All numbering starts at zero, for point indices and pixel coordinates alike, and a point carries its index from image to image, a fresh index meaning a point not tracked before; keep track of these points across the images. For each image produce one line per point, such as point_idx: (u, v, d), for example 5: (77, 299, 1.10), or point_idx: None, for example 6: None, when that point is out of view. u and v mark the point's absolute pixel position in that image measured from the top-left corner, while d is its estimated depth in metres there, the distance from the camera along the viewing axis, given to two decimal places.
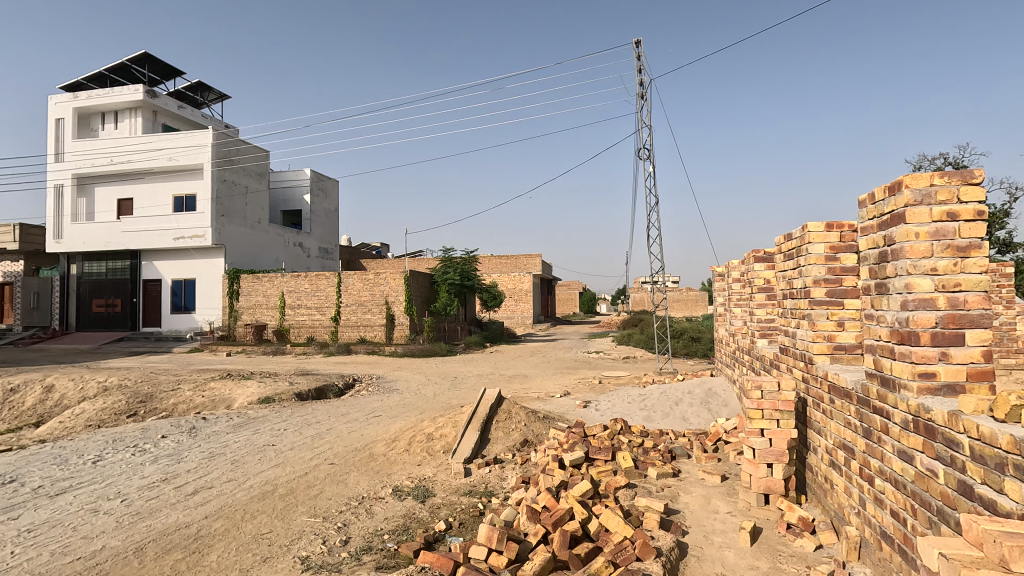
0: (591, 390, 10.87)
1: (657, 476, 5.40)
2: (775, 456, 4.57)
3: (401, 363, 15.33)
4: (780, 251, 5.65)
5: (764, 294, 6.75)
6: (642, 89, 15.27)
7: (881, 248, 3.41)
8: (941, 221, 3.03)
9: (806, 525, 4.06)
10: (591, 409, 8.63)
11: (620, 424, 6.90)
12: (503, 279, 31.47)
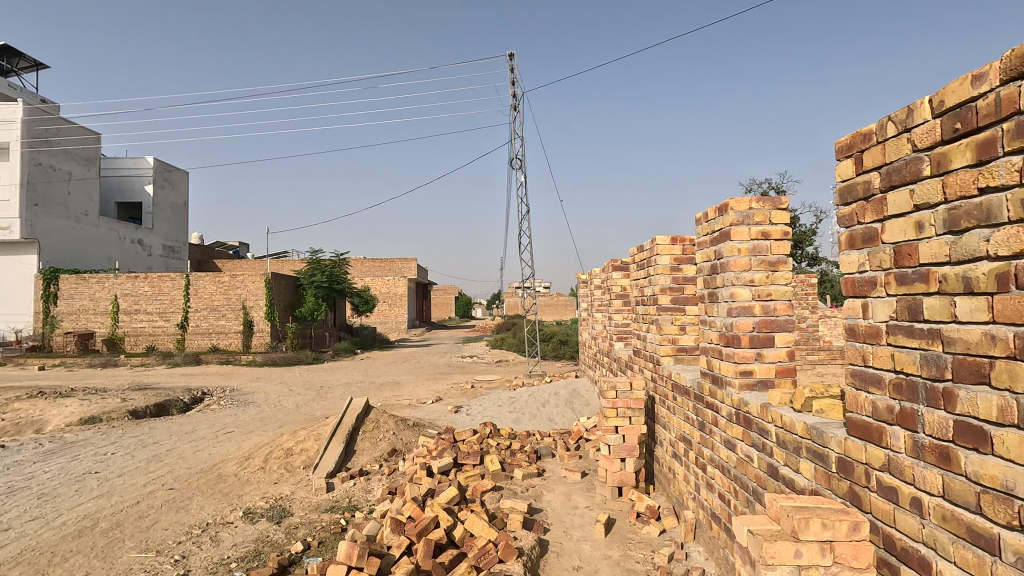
0: (464, 394, 10.93)
1: (523, 477, 5.58)
2: (627, 451, 4.95)
3: (260, 373, 14.19)
4: (634, 262, 6.17)
5: (621, 300, 7.30)
6: (514, 100, 15.78)
7: (712, 261, 3.85)
8: (758, 239, 3.50)
9: (652, 512, 4.46)
10: (462, 414, 8.67)
11: (489, 428, 7.03)
12: (377, 283, 30.60)
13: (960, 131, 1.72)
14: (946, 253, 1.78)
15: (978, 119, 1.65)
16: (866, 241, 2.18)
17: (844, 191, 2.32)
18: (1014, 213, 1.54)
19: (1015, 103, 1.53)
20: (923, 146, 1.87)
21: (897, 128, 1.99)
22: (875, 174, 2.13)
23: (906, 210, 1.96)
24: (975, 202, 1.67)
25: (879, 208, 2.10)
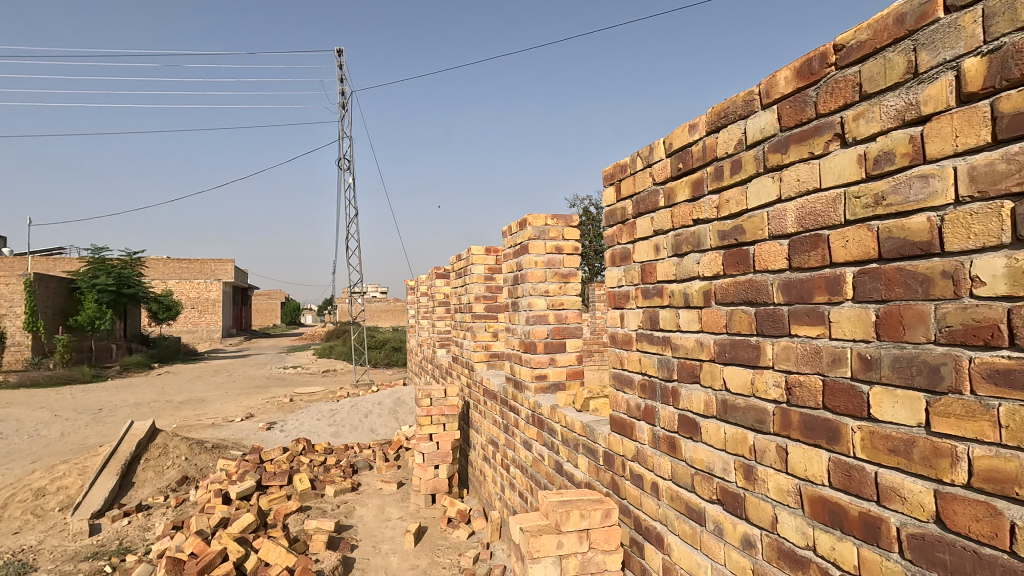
0: (280, 409, 10.14)
1: (335, 494, 5.31)
2: (440, 458, 5.01)
3: (12, 395, 11.60)
4: (453, 270, 6.29)
5: (443, 307, 7.39)
6: (342, 98, 15.15)
7: (515, 272, 4.08)
8: (552, 253, 3.80)
9: (463, 516, 4.56)
10: (274, 431, 8.02)
11: (302, 444, 6.60)
12: (183, 286, 26.98)
13: (682, 171, 2.04)
14: (673, 272, 2.10)
15: (693, 161, 1.98)
16: (623, 259, 2.49)
17: (609, 215, 2.62)
18: (713, 241, 1.87)
19: (714, 151, 1.87)
20: (659, 180, 2.19)
21: (643, 162, 2.31)
22: (629, 201, 2.43)
23: (649, 234, 2.27)
24: (691, 230, 2.00)
25: (631, 231, 2.40)
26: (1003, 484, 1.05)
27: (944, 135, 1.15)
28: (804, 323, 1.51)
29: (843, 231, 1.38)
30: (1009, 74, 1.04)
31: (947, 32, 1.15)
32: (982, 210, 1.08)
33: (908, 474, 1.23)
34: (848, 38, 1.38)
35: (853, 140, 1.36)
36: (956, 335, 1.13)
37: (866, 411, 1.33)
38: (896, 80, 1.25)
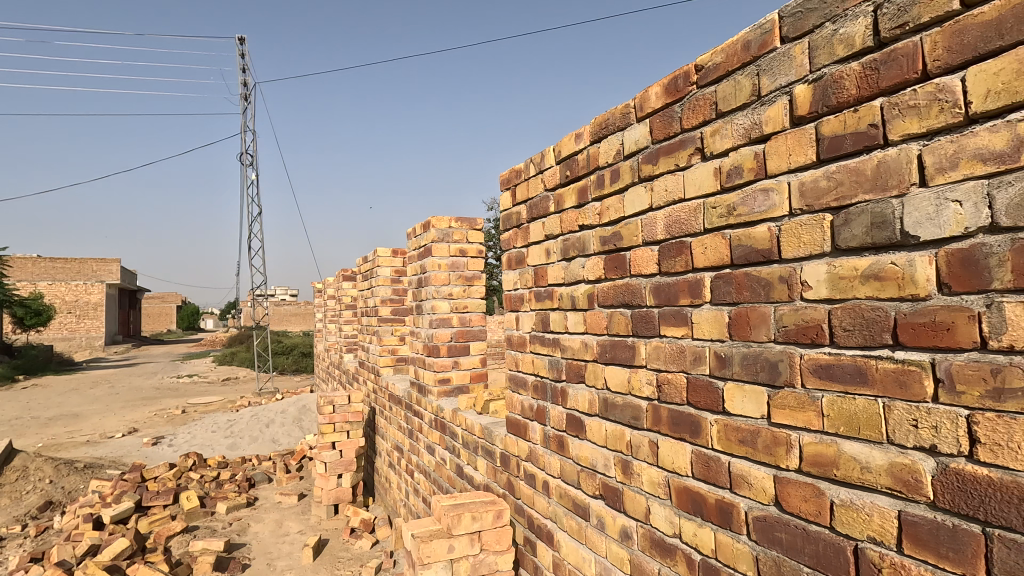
0: (170, 422, 9.35)
1: (227, 511, 4.96)
2: (343, 467, 4.84)
3: None
4: (360, 273, 6.12)
5: (351, 311, 7.16)
6: (244, 89, 14.30)
7: (419, 275, 4.03)
8: (456, 256, 3.79)
9: (366, 525, 4.43)
10: (162, 446, 7.38)
11: (192, 459, 6.12)
12: (57, 289, 24.20)
13: (569, 178, 2.11)
14: (561, 276, 2.17)
15: (578, 169, 2.06)
16: (518, 263, 2.53)
17: (505, 218, 2.66)
18: (596, 246, 1.95)
19: (597, 160, 1.95)
20: (550, 186, 2.25)
21: (535, 168, 2.36)
22: (523, 206, 2.48)
23: (541, 238, 2.33)
24: (576, 236, 2.07)
25: (525, 235, 2.45)
26: (826, 467, 1.17)
27: (780, 153, 1.27)
28: (672, 324, 1.60)
29: (702, 239, 1.49)
30: (829, 100, 1.16)
31: (783, 60, 1.27)
32: (809, 221, 1.20)
33: (754, 462, 1.34)
34: (706, 60, 1.48)
35: (710, 154, 1.47)
36: (790, 334, 1.25)
37: (721, 405, 1.43)
38: (743, 101, 1.36)
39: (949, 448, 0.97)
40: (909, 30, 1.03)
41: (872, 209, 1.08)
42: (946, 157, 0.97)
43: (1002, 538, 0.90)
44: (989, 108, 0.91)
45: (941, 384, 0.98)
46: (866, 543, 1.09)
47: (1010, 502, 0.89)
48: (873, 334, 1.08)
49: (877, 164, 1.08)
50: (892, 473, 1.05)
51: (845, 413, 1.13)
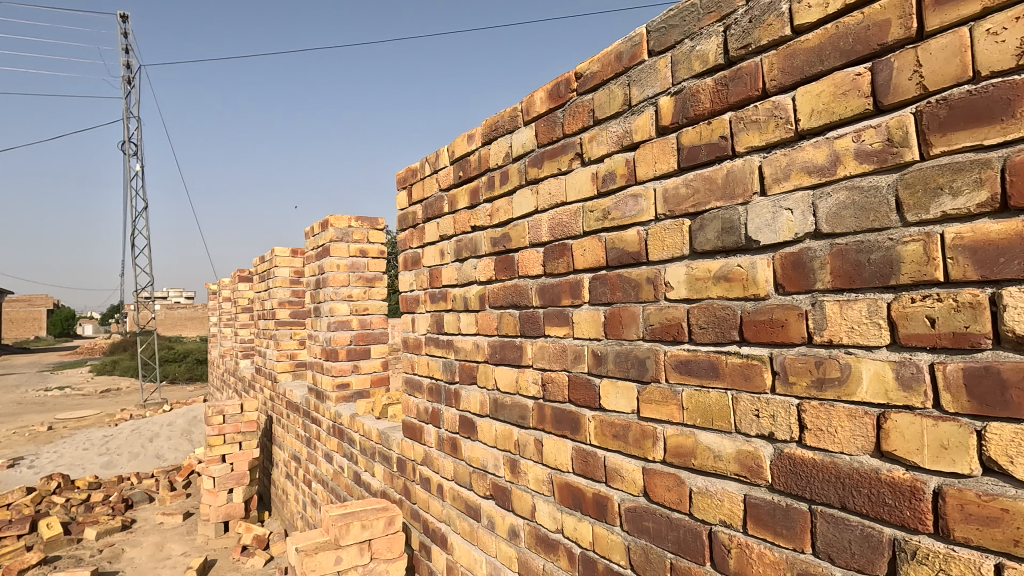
0: (32, 441, 8.30)
1: (98, 537, 4.48)
2: (234, 481, 4.53)
3: None
4: (257, 274, 5.77)
5: (247, 314, 6.74)
6: (128, 72, 13.05)
7: (317, 276, 3.87)
8: (356, 256, 3.68)
9: (259, 542, 4.17)
10: (20, 468, 6.53)
11: (56, 481, 5.46)
12: None
13: (462, 179, 2.11)
14: (454, 277, 2.16)
15: (471, 170, 2.06)
16: (414, 264, 2.49)
17: (401, 218, 2.61)
18: (486, 248, 1.96)
19: (487, 162, 1.96)
20: (444, 187, 2.24)
21: (430, 168, 2.34)
22: (419, 206, 2.45)
23: (435, 239, 2.30)
24: (469, 237, 2.07)
25: (421, 236, 2.42)
26: (686, 457, 1.24)
27: (648, 161, 1.34)
28: (555, 324, 1.64)
29: (582, 241, 1.53)
30: (688, 112, 1.24)
31: (650, 72, 1.33)
32: (672, 226, 1.28)
33: (626, 455, 1.40)
34: (584, 68, 1.53)
35: (588, 160, 1.52)
36: (656, 332, 1.32)
37: (598, 402, 1.49)
38: (616, 110, 1.42)
39: (784, 434, 1.06)
40: (752, 51, 1.11)
41: (723, 215, 1.17)
42: (781, 168, 1.06)
43: (823, 514, 0.99)
44: (813, 125, 1.01)
45: (778, 376, 1.06)
46: (718, 527, 1.17)
47: (829, 480, 0.98)
48: (724, 331, 1.16)
49: (726, 174, 1.16)
50: (739, 460, 1.14)
51: (701, 405, 1.21)
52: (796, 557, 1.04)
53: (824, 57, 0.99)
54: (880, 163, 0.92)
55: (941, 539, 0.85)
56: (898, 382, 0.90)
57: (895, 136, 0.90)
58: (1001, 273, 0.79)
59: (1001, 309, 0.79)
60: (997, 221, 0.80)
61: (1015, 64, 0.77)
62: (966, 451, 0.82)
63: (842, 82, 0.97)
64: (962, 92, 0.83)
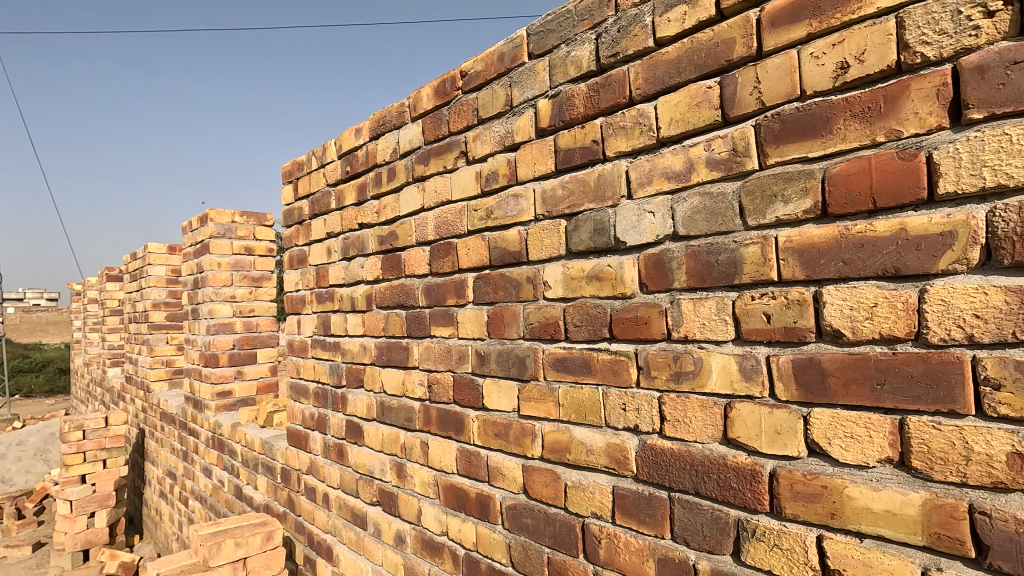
0: None
1: None
2: (97, 503, 4.06)
3: None
4: (128, 273, 5.22)
5: (117, 318, 6.08)
6: None
7: (195, 275, 3.56)
8: (240, 254, 3.44)
9: (127, 570, 3.76)
10: None
11: None
12: None
13: (349, 174, 2.03)
14: (341, 276, 2.07)
15: (358, 165, 1.98)
16: (299, 262, 2.36)
17: (286, 214, 2.46)
18: (373, 246, 1.90)
19: (375, 157, 1.89)
20: (331, 182, 2.14)
21: (317, 162, 2.23)
22: (304, 201, 2.32)
23: (322, 236, 2.19)
24: (356, 234, 1.99)
25: (307, 233, 2.29)
26: (561, 452, 1.27)
27: (527, 161, 1.35)
28: (440, 324, 1.62)
29: (466, 240, 1.53)
30: (564, 115, 1.27)
31: (529, 74, 1.35)
32: (549, 226, 1.30)
33: (506, 454, 1.41)
34: (469, 67, 1.53)
35: (472, 159, 1.51)
36: (535, 331, 1.34)
37: (481, 401, 1.48)
38: (499, 110, 1.43)
39: (647, 426, 1.11)
40: (620, 60, 1.16)
41: (595, 217, 1.20)
42: (645, 173, 1.11)
43: (680, 500, 1.05)
44: (672, 133, 1.07)
45: (642, 370, 1.12)
46: (590, 519, 1.21)
47: (685, 468, 1.05)
48: (595, 329, 1.20)
49: (597, 176, 1.20)
50: (609, 452, 1.18)
51: (575, 402, 1.24)
52: (657, 543, 1.09)
53: (681, 69, 1.06)
54: (727, 171, 0.99)
55: (775, 517, 0.93)
56: (741, 373, 0.97)
57: (738, 147, 0.97)
58: (821, 273, 0.87)
59: (822, 306, 0.87)
60: (819, 226, 0.88)
61: (832, 86, 0.86)
62: (794, 436, 0.91)
63: (695, 93, 1.03)
64: (791, 108, 0.91)
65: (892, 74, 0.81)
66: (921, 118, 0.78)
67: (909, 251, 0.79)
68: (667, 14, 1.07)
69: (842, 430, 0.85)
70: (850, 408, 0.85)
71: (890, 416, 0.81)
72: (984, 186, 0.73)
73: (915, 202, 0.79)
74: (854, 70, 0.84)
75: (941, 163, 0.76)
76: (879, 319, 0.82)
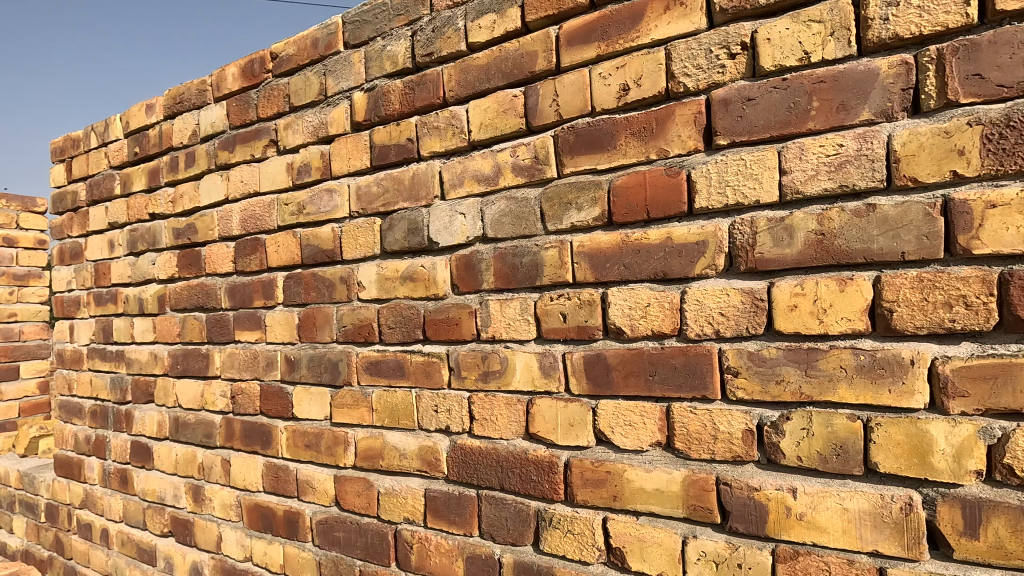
0: None
1: None
2: None
3: None
4: None
5: None
6: None
7: None
8: None
9: None
10: None
11: None
12: None
13: (138, 156, 1.75)
14: (127, 274, 1.78)
15: (149, 146, 1.72)
16: (73, 257, 1.99)
17: (57, 199, 2.06)
18: (167, 240, 1.66)
19: (170, 139, 1.66)
20: (115, 164, 1.83)
21: (97, 140, 1.89)
22: (81, 184, 1.96)
23: (103, 227, 1.87)
24: (146, 226, 1.73)
25: (83, 223, 1.94)
26: (374, 459, 1.22)
27: (341, 156, 1.29)
28: (246, 328, 1.47)
29: (275, 237, 1.40)
30: (379, 110, 1.23)
31: (344, 64, 1.29)
32: (364, 224, 1.25)
33: (317, 465, 1.32)
34: (279, 49, 1.41)
35: (283, 149, 1.40)
36: (348, 334, 1.27)
37: (290, 411, 1.37)
38: (312, 99, 1.34)
39: (457, 426, 1.12)
40: (435, 60, 1.15)
41: (409, 216, 1.18)
42: (457, 174, 1.12)
43: (487, 497, 1.07)
44: (482, 137, 1.09)
45: (453, 371, 1.12)
46: (402, 525, 1.18)
47: (492, 465, 1.07)
48: (409, 331, 1.18)
49: (412, 175, 1.18)
50: (421, 455, 1.16)
51: (389, 405, 1.20)
52: (466, 542, 1.10)
53: (490, 76, 1.08)
54: (530, 177, 1.03)
55: (569, 504, 0.99)
56: (541, 371, 1.02)
57: (539, 155, 1.02)
58: (607, 276, 0.95)
59: (607, 305, 0.95)
60: (606, 232, 0.96)
61: (617, 105, 0.94)
62: (585, 427, 0.97)
63: (503, 100, 1.06)
64: (584, 122, 0.98)
65: (663, 99, 0.91)
66: (683, 141, 0.89)
67: (673, 257, 0.89)
68: (478, 21, 1.09)
69: (622, 419, 0.94)
70: (630, 398, 0.93)
71: (660, 404, 0.91)
72: (727, 203, 0.85)
73: (678, 214, 0.89)
74: (633, 92, 0.93)
75: (697, 181, 0.87)
76: (651, 317, 0.91)
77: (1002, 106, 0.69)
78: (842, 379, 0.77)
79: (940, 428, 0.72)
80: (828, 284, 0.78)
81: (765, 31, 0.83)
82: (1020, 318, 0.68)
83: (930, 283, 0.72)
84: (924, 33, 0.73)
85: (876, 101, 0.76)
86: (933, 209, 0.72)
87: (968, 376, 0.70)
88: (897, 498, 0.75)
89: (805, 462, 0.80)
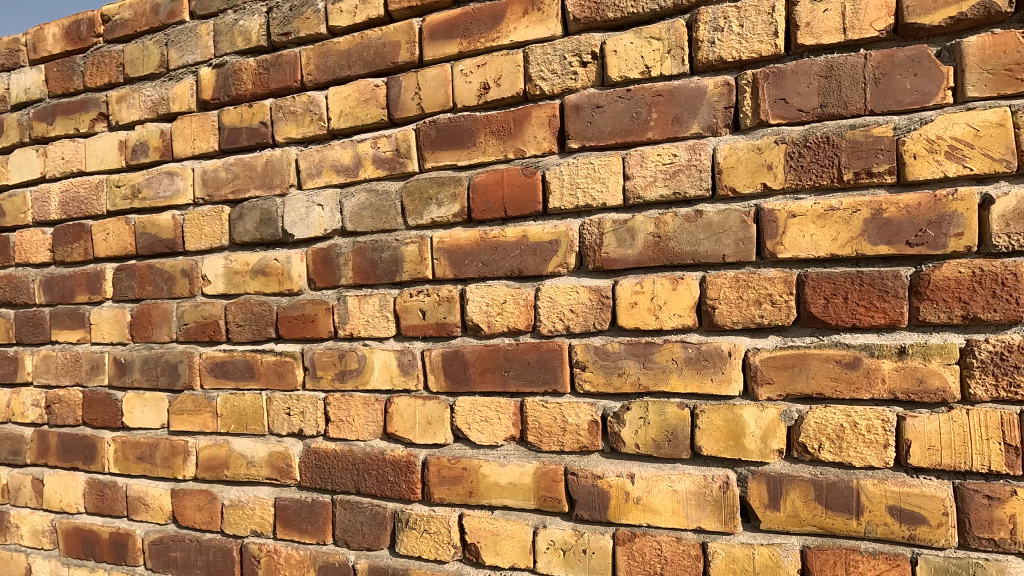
0: None
1: None
2: None
3: None
4: None
5: None
6: None
7: None
8: None
9: None
10: None
11: None
12: None
13: None
14: None
15: None
16: None
17: None
18: None
19: None
20: None
21: None
22: None
23: None
24: None
25: None
26: (217, 469, 1.12)
27: (185, 136, 1.17)
28: (65, 327, 1.28)
29: (104, 223, 1.24)
30: (230, 90, 1.13)
31: (190, 36, 1.17)
32: (210, 212, 1.14)
33: (152, 479, 1.18)
34: (112, 11, 1.25)
35: (115, 124, 1.24)
36: (190, 332, 1.16)
37: (120, 420, 1.22)
38: (151, 71, 1.20)
39: (311, 430, 1.06)
40: (292, 41, 1.08)
41: (262, 206, 1.10)
42: (314, 164, 1.06)
43: (341, 502, 1.03)
44: (341, 126, 1.04)
45: (308, 371, 1.06)
46: (249, 539, 1.09)
47: (347, 468, 1.02)
48: (259, 328, 1.10)
49: (265, 162, 1.10)
50: (271, 463, 1.08)
51: (235, 410, 1.11)
52: (318, 551, 1.04)
53: (351, 63, 1.04)
54: (390, 170, 1.01)
55: (426, 503, 0.98)
56: (400, 369, 0.99)
57: (400, 148, 1.00)
58: (465, 272, 0.95)
59: (465, 302, 0.95)
60: (465, 229, 0.96)
61: (477, 103, 0.95)
62: (442, 424, 0.97)
63: (364, 89, 1.02)
64: (445, 117, 0.97)
65: (521, 101, 0.93)
66: (538, 142, 0.91)
67: (528, 255, 0.91)
68: (339, 4, 1.04)
69: (479, 415, 0.94)
70: (486, 394, 0.94)
71: (514, 399, 0.93)
72: (578, 204, 0.89)
73: (533, 213, 0.92)
74: (493, 91, 0.94)
75: (550, 182, 0.90)
76: (506, 313, 0.93)
77: (801, 128, 0.79)
78: (673, 370, 0.84)
79: (751, 412, 0.81)
80: (663, 283, 0.84)
81: (613, 43, 0.87)
82: (813, 314, 0.78)
83: (745, 283, 0.81)
84: (743, 58, 0.81)
85: (704, 117, 0.83)
86: (747, 217, 0.81)
87: (773, 365, 0.80)
88: (716, 477, 0.82)
89: (642, 449, 0.85)
